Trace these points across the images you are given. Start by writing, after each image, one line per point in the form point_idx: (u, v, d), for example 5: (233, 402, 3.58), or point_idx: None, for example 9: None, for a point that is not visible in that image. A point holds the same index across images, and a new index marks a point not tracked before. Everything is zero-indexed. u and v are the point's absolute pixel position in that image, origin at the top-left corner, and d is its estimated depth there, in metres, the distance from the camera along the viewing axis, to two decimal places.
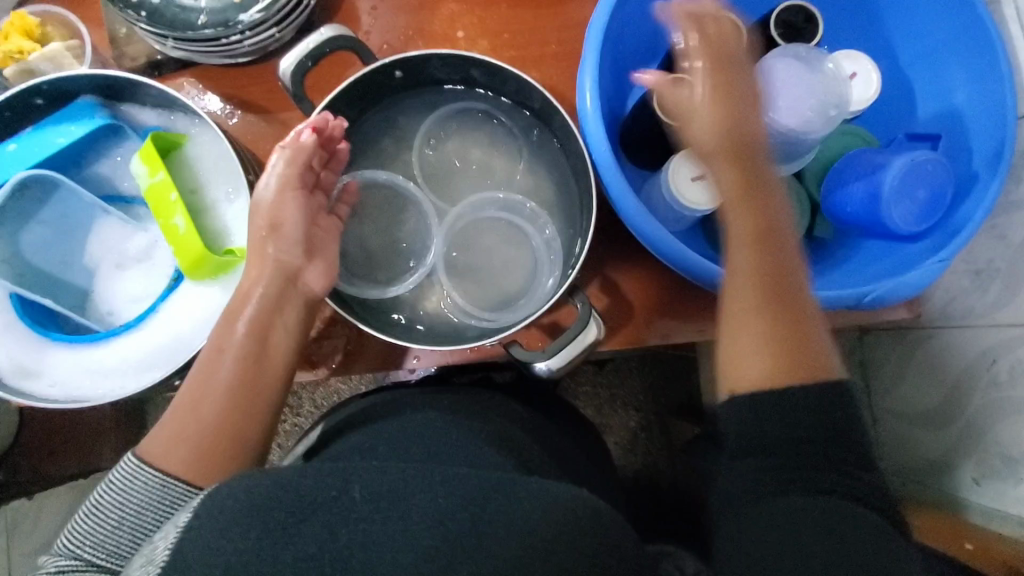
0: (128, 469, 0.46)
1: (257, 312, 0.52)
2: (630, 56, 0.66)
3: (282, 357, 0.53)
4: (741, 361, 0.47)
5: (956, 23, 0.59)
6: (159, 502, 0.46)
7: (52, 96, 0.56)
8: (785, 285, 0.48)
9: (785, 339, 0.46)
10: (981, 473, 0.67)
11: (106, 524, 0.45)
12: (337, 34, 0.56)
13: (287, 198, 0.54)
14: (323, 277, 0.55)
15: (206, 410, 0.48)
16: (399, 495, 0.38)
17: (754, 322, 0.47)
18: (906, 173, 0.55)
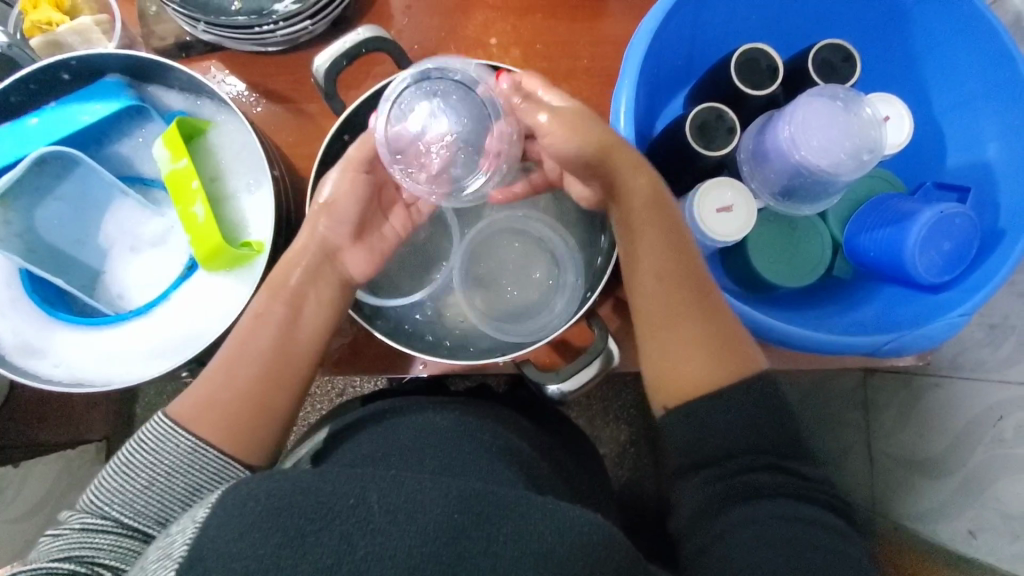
0: (159, 431, 0.46)
1: (294, 287, 0.51)
2: (664, 79, 0.65)
3: (314, 338, 0.51)
4: (676, 366, 0.50)
5: (994, 78, 0.59)
6: (188, 466, 0.45)
7: (79, 72, 0.55)
8: (698, 295, 0.51)
9: (712, 342, 0.50)
10: (977, 525, 0.68)
11: (135, 484, 0.44)
12: (375, 35, 0.56)
13: (352, 179, 0.53)
14: (364, 263, 0.54)
15: (238, 385, 0.48)
16: (415, 509, 0.38)
17: (693, 325, 0.50)
18: (934, 225, 0.55)
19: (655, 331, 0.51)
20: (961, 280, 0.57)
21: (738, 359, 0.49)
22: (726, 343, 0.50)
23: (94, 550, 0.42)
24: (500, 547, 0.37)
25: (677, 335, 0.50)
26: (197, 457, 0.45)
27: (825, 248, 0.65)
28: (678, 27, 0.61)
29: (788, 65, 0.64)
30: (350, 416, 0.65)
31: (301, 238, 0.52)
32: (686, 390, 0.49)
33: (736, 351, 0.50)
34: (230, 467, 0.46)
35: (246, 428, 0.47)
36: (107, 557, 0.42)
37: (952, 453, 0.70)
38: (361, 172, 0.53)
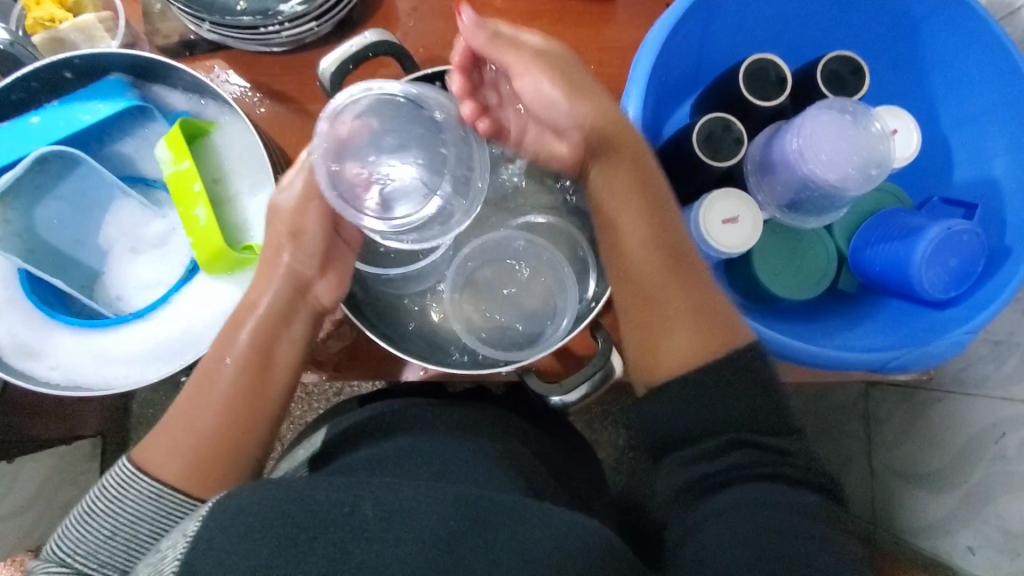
0: (122, 476, 0.46)
1: (258, 325, 0.51)
2: (672, 87, 0.65)
3: (288, 365, 0.52)
4: (660, 341, 0.50)
5: (1004, 93, 0.58)
6: (153, 513, 0.45)
7: (81, 71, 0.55)
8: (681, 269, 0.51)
9: (699, 310, 0.50)
10: (976, 542, 0.67)
11: (98, 533, 0.44)
12: (381, 39, 0.55)
13: (313, 205, 0.52)
14: (333, 290, 0.54)
15: (202, 422, 0.48)
16: (416, 523, 0.37)
17: (677, 292, 0.50)
18: (941, 242, 0.54)
19: (638, 297, 0.51)
20: (969, 296, 0.57)
21: (722, 331, 0.49)
22: (710, 315, 0.50)
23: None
24: (505, 560, 0.37)
25: (664, 304, 0.50)
26: (163, 502, 0.45)
27: (831, 260, 0.64)
28: (687, 35, 0.61)
29: (796, 75, 0.63)
30: (348, 420, 0.64)
31: (268, 269, 0.52)
32: (672, 360, 0.49)
33: (722, 323, 0.50)
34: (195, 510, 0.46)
35: (218, 463, 0.47)
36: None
37: (953, 468, 0.70)
38: (319, 200, 0.52)
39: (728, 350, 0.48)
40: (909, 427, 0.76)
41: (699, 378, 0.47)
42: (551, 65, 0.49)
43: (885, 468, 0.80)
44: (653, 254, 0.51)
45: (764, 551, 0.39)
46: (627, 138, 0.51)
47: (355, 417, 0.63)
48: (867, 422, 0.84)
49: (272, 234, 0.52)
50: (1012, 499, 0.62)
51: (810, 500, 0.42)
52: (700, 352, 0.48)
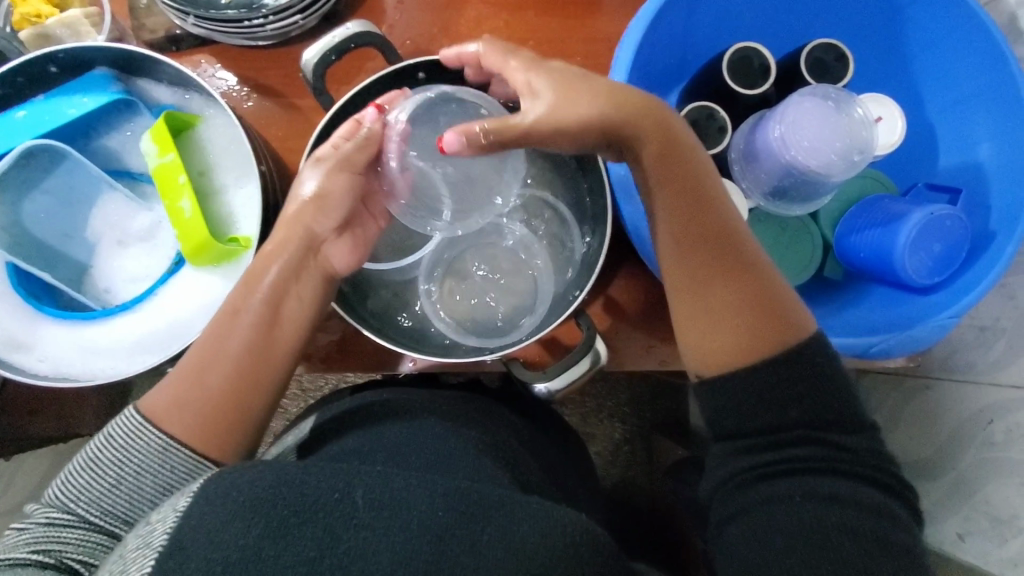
0: (129, 427, 0.45)
1: (274, 280, 0.50)
2: (657, 77, 0.65)
3: (297, 330, 0.51)
4: (705, 339, 0.48)
5: (988, 78, 0.58)
6: (157, 467, 0.45)
7: (66, 65, 0.55)
8: (729, 253, 0.48)
9: (751, 304, 0.48)
10: (966, 529, 0.67)
11: (103, 482, 0.44)
12: (364, 30, 0.55)
13: (345, 175, 0.52)
14: (347, 256, 0.54)
15: (209, 379, 0.47)
16: (398, 506, 0.38)
17: (730, 288, 0.48)
18: (924, 227, 0.54)
19: (688, 288, 0.49)
20: (951, 282, 0.57)
21: (775, 325, 0.47)
22: (765, 309, 0.47)
23: (61, 545, 0.43)
24: (489, 543, 0.37)
25: (713, 296, 0.48)
26: (166, 456, 0.45)
27: (817, 247, 0.64)
28: (671, 25, 0.61)
29: (781, 64, 0.63)
30: (338, 406, 0.64)
31: (285, 228, 0.51)
32: (716, 359, 0.48)
33: (778, 319, 0.47)
34: (199, 466, 0.46)
35: (222, 426, 0.47)
36: (76, 553, 0.43)
37: (943, 456, 0.70)
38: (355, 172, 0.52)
39: (782, 349, 0.47)
40: (899, 415, 0.76)
41: (744, 371, 0.47)
42: (572, 100, 0.47)
43: None
44: (703, 250, 0.49)
45: (815, 545, 0.41)
46: (647, 118, 0.47)
47: (346, 404, 0.63)
48: None
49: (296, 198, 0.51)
50: (1001, 485, 0.62)
51: (865, 495, 0.43)
52: (750, 346, 0.47)
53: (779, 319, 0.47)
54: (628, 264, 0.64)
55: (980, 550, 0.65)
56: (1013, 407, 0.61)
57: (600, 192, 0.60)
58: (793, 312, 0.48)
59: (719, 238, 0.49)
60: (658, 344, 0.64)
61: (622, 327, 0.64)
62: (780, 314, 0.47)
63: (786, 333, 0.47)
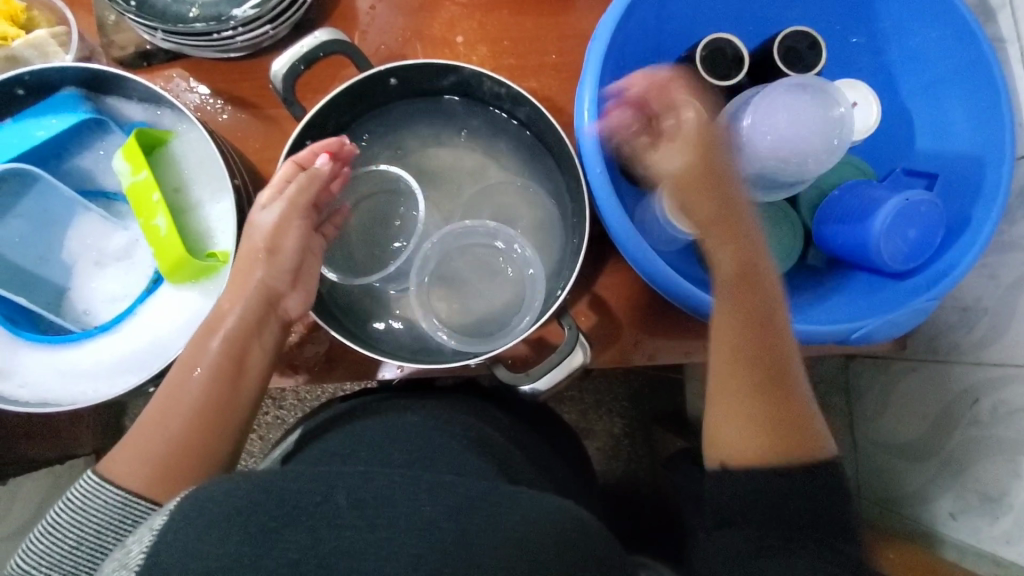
0: (86, 488, 0.46)
1: (235, 331, 0.51)
2: (630, 71, 0.65)
3: (258, 372, 0.53)
4: (738, 434, 0.50)
5: (959, 59, 0.58)
6: (118, 523, 0.46)
7: (34, 87, 0.54)
8: (784, 381, 0.51)
9: (776, 424, 0.50)
10: (958, 508, 0.67)
11: (63, 545, 0.45)
12: (331, 38, 0.55)
13: (292, 225, 0.53)
14: (302, 305, 0.55)
15: (172, 425, 0.48)
16: (382, 504, 0.37)
17: (760, 394, 0.50)
18: (899, 213, 0.54)
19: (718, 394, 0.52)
20: (928, 267, 0.57)
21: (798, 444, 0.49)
22: (796, 413, 0.50)
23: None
24: (476, 535, 0.37)
25: (742, 408, 0.50)
26: (128, 510, 0.46)
27: (798, 235, 0.64)
28: (641, 19, 0.61)
29: (754, 53, 0.63)
30: (326, 414, 0.63)
31: (242, 279, 0.52)
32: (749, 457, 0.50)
33: (801, 430, 0.50)
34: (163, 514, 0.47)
35: (183, 472, 0.48)
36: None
37: (932, 436, 0.70)
38: (303, 219, 0.53)
39: (811, 458, 0.49)
40: (887, 397, 0.77)
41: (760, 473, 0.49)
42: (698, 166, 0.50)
43: (866, 441, 0.81)
44: (794, 367, 0.51)
45: None
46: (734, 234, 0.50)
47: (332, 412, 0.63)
48: (848, 396, 0.84)
49: (249, 248, 0.52)
50: (992, 462, 0.62)
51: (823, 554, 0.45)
52: (771, 449, 0.49)
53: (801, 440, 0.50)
54: (611, 261, 0.64)
55: (973, 529, 0.65)
56: (1001, 386, 0.61)
57: (579, 190, 0.60)
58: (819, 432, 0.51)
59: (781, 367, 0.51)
60: (645, 338, 0.64)
61: (607, 323, 0.64)
62: (803, 436, 0.50)
63: (813, 442, 0.50)
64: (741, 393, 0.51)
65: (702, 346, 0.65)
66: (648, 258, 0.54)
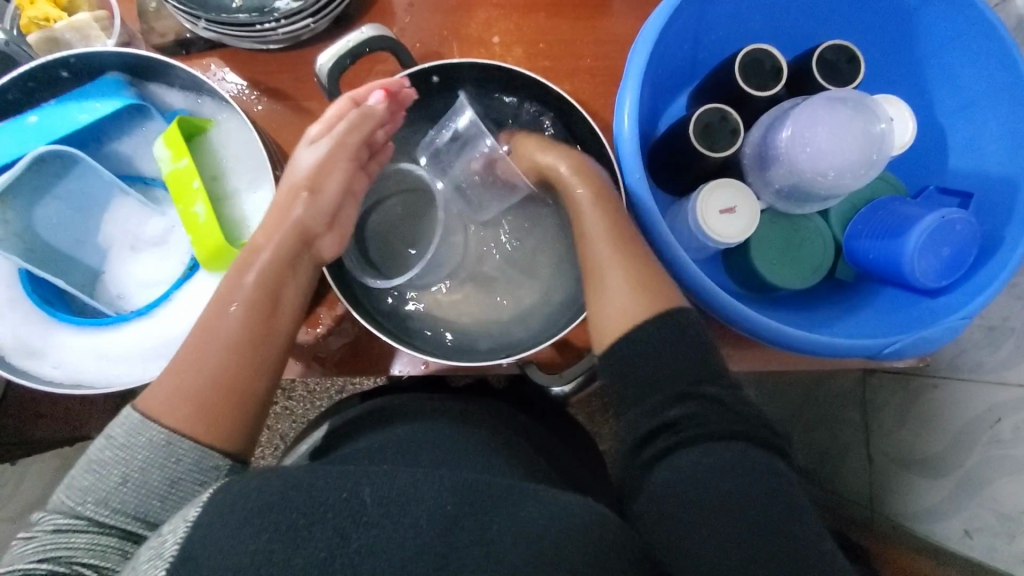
0: (130, 425, 0.43)
1: (270, 265, 0.50)
2: (666, 78, 0.65)
3: (291, 314, 0.51)
4: (612, 304, 0.50)
5: (998, 80, 0.59)
6: (165, 461, 0.43)
7: (78, 70, 0.54)
8: (628, 250, 0.52)
9: (633, 286, 0.50)
10: (974, 526, 0.67)
11: (108, 481, 0.42)
12: (378, 34, 0.56)
13: (336, 164, 0.54)
14: (336, 246, 0.55)
15: (207, 364, 0.45)
16: (408, 500, 0.36)
17: (619, 260, 0.51)
18: (934, 231, 0.54)
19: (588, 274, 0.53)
20: (960, 284, 0.58)
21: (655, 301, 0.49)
22: (650, 278, 0.50)
23: (72, 550, 0.40)
24: (513, 543, 0.35)
25: (603, 279, 0.51)
26: (172, 448, 0.43)
27: (827, 248, 0.65)
28: (682, 27, 0.61)
29: (792, 65, 0.63)
30: (353, 410, 0.64)
31: (278, 217, 0.52)
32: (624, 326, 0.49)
33: (657, 288, 0.50)
34: (208, 458, 0.44)
35: (220, 415, 0.44)
36: (86, 557, 0.40)
37: (952, 453, 0.71)
38: (348, 158, 0.55)
39: (661, 312, 0.48)
40: (905, 413, 0.77)
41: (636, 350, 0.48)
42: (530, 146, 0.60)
43: (883, 455, 0.81)
44: (637, 243, 0.53)
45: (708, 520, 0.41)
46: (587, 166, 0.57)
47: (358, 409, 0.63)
48: (864, 409, 0.84)
49: (292, 184, 0.53)
50: (1010, 481, 0.63)
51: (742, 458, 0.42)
52: (631, 314, 0.49)
53: (659, 298, 0.49)
54: None
55: (988, 547, 0.65)
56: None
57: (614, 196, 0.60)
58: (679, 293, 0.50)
59: (625, 240, 0.52)
60: None
61: None
62: (661, 292, 0.50)
63: (673, 297, 0.50)
64: (596, 261, 0.52)
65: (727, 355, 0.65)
66: (682, 261, 0.55)
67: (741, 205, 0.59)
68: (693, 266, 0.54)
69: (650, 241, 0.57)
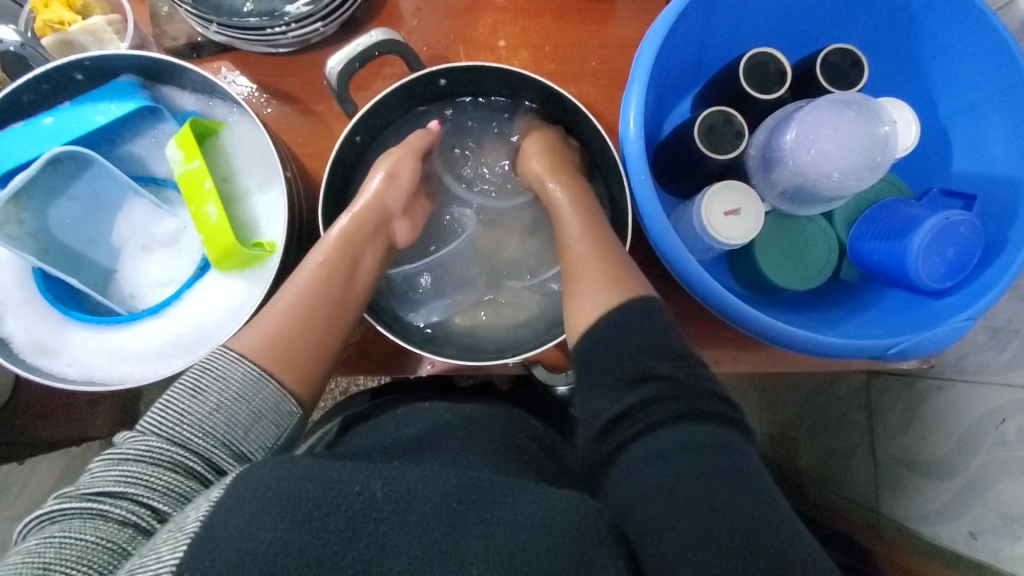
0: (226, 359, 0.45)
1: (353, 234, 0.56)
2: (671, 81, 0.66)
3: (363, 281, 0.57)
4: (575, 298, 0.55)
5: (1003, 83, 0.59)
6: (254, 395, 0.45)
7: (92, 72, 0.55)
8: (600, 251, 0.56)
9: (602, 280, 0.54)
10: (978, 527, 0.67)
11: (202, 407, 0.43)
12: (387, 38, 0.56)
13: (410, 160, 0.62)
14: (406, 233, 0.63)
15: (293, 319, 0.50)
16: (414, 499, 0.36)
17: (591, 261, 0.55)
18: (939, 232, 0.55)
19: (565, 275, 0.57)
20: (964, 286, 0.58)
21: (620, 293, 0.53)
22: (618, 275, 0.54)
23: (151, 487, 0.39)
24: (524, 541, 0.35)
25: (577, 278, 0.55)
26: (260, 387, 0.45)
27: (832, 250, 0.65)
28: (687, 31, 0.62)
29: (796, 68, 0.64)
30: (362, 406, 0.65)
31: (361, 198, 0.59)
32: (585, 319, 0.53)
33: (624, 283, 0.53)
34: (287, 402, 0.47)
35: (300, 362, 0.49)
36: (163, 496, 0.39)
37: (958, 455, 0.70)
38: (415, 156, 0.62)
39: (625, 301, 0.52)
40: (911, 416, 0.77)
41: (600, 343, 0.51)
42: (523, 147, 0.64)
43: (887, 457, 0.81)
44: (610, 244, 0.56)
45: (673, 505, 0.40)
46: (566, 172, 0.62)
47: (366, 407, 0.63)
48: (869, 412, 0.85)
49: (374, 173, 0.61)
50: (1014, 483, 0.63)
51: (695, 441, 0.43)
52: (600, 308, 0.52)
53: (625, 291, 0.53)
54: (645, 267, 0.65)
55: (995, 549, 0.65)
56: None
57: (620, 197, 0.61)
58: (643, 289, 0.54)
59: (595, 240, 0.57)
60: None
61: None
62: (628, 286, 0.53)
63: (629, 287, 0.53)
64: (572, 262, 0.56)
65: (731, 357, 0.66)
66: (688, 263, 0.55)
67: (745, 206, 0.59)
68: (698, 268, 0.55)
69: (655, 243, 0.57)
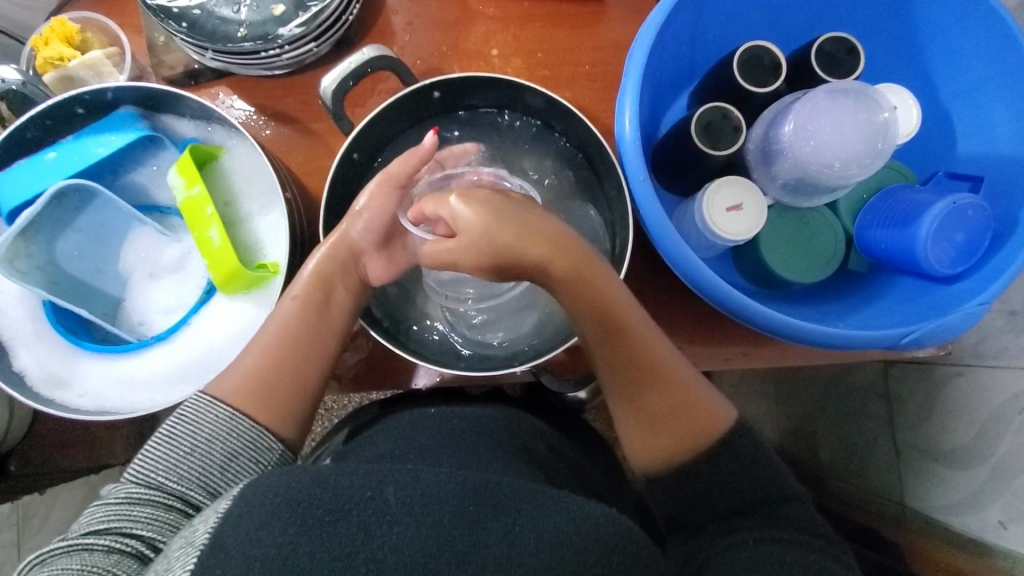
0: (198, 404, 0.48)
1: (319, 269, 0.54)
2: (665, 79, 0.65)
3: (340, 315, 0.55)
4: (645, 439, 0.52)
5: (1001, 63, 0.59)
6: (228, 434, 0.47)
7: (92, 105, 0.56)
8: (655, 375, 0.52)
9: (675, 416, 0.51)
10: (1008, 516, 0.67)
11: (178, 450, 0.45)
12: (379, 54, 0.57)
13: (388, 197, 0.57)
14: (381, 271, 0.58)
15: (262, 357, 0.51)
16: (431, 499, 0.35)
17: (655, 395, 0.52)
18: (946, 217, 0.54)
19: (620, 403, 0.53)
20: (976, 270, 0.57)
21: (697, 427, 0.51)
22: (687, 402, 0.52)
23: (132, 522, 0.42)
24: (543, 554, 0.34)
25: (646, 411, 0.52)
26: (235, 425, 0.47)
27: (839, 241, 0.64)
28: (679, 29, 0.62)
29: (791, 60, 0.63)
30: (368, 416, 0.66)
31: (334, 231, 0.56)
32: (666, 460, 0.51)
33: (697, 412, 0.52)
34: (266, 438, 0.48)
35: (278, 390, 0.50)
36: (145, 529, 0.42)
37: (983, 441, 0.70)
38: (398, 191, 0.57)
39: (708, 436, 0.51)
40: (928, 407, 0.76)
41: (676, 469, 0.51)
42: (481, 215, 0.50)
43: (908, 448, 0.80)
44: (660, 360, 0.52)
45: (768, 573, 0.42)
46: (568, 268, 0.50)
47: (372, 418, 0.64)
48: (888, 402, 0.83)
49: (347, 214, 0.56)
50: None
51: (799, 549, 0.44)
52: (684, 446, 0.51)
53: (700, 421, 0.51)
54: (650, 267, 0.65)
55: None
56: None
57: (620, 198, 0.60)
58: (713, 409, 0.52)
59: (643, 355, 0.51)
60: (684, 346, 0.65)
61: None
62: (702, 414, 0.52)
63: (709, 422, 0.52)
64: (628, 388, 0.52)
65: (743, 353, 0.65)
66: (693, 264, 0.54)
67: (749, 202, 0.59)
68: (705, 269, 0.54)
69: (657, 244, 0.56)
